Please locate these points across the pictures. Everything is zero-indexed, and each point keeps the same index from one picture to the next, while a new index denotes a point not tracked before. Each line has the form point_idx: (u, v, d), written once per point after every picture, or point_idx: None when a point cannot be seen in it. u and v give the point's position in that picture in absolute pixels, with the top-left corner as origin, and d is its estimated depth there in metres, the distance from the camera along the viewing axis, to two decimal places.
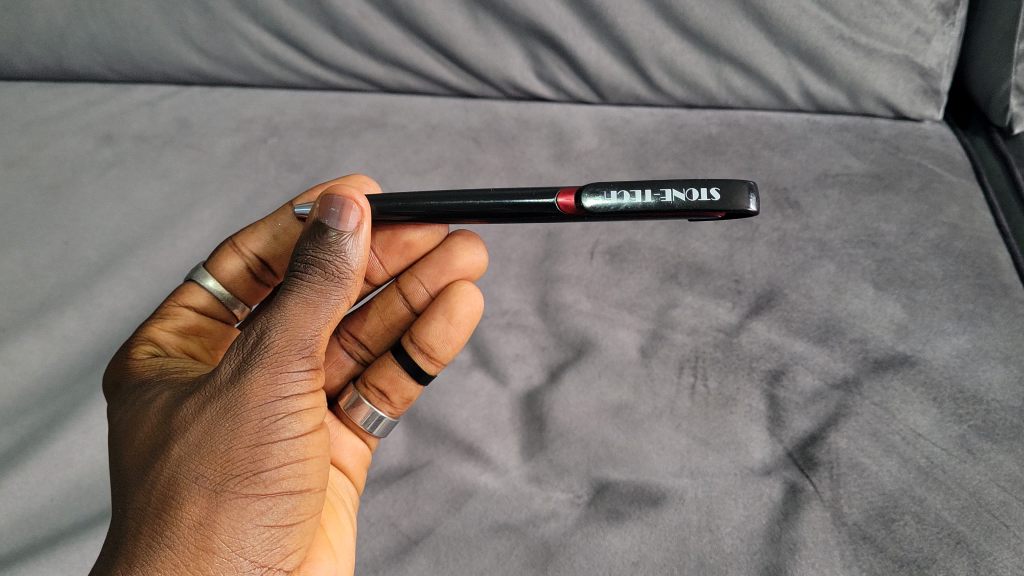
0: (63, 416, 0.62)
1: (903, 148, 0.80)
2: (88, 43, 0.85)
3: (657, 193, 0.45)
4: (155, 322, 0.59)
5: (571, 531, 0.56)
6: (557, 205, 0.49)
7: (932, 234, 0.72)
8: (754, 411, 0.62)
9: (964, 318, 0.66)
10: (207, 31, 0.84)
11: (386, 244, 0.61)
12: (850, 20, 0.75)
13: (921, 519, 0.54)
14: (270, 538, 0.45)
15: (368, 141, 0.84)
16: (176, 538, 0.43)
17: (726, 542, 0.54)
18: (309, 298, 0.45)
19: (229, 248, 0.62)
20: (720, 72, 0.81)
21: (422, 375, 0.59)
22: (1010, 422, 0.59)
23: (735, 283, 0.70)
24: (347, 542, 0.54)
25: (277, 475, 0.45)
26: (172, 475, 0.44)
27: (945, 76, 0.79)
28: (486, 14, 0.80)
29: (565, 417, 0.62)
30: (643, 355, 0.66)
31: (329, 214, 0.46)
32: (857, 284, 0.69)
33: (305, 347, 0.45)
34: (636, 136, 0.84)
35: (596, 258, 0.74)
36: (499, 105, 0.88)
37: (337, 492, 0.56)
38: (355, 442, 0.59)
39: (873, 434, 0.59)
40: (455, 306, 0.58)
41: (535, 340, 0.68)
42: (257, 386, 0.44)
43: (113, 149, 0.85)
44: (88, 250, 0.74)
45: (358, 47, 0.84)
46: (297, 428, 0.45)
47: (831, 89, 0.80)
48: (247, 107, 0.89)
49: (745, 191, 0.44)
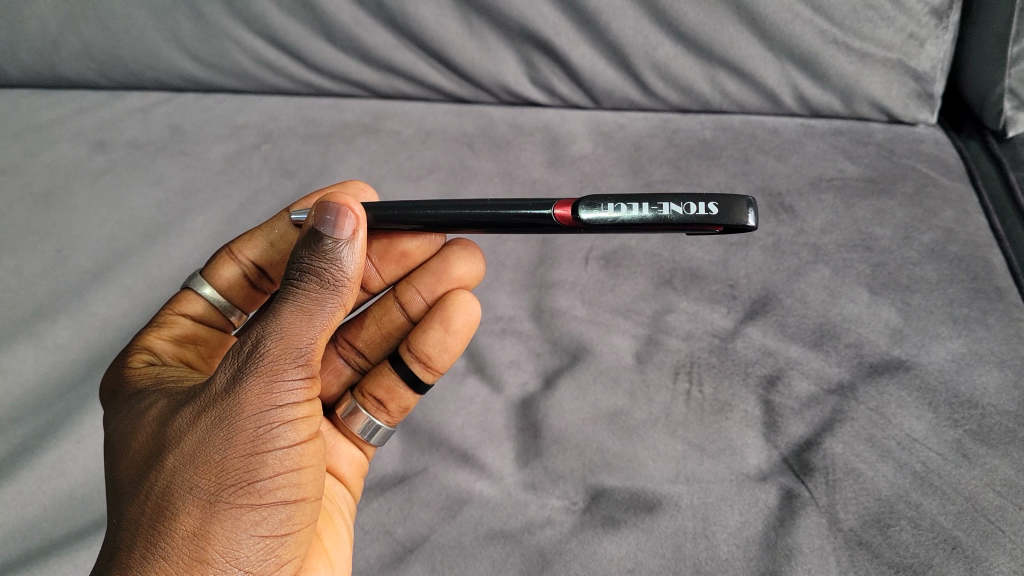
0: (57, 425, 0.61)
1: (897, 152, 0.80)
2: (81, 51, 0.85)
3: (654, 206, 0.45)
4: (151, 331, 0.59)
5: (567, 539, 0.55)
6: (553, 217, 0.49)
7: (926, 238, 0.72)
8: (750, 417, 0.61)
9: (959, 322, 0.66)
10: (200, 37, 0.84)
11: (382, 252, 0.61)
12: (844, 24, 0.75)
13: (916, 524, 0.54)
14: (265, 549, 0.45)
15: (363, 147, 0.84)
16: (170, 549, 0.43)
17: (722, 548, 0.54)
18: (304, 306, 0.45)
19: (225, 255, 0.62)
20: (714, 76, 0.81)
21: (419, 384, 0.58)
22: (1005, 427, 0.59)
23: (730, 288, 0.70)
24: (344, 551, 0.53)
25: (271, 485, 0.44)
26: (166, 486, 0.43)
27: (938, 80, 0.79)
28: (480, 19, 0.79)
29: (560, 424, 0.62)
30: (638, 361, 0.66)
31: (324, 221, 0.45)
32: (852, 288, 0.69)
33: (300, 356, 0.45)
34: (630, 141, 0.84)
35: (591, 263, 0.74)
36: (493, 110, 0.88)
37: (334, 500, 0.56)
38: (351, 451, 0.59)
39: (869, 439, 0.59)
40: (452, 315, 0.58)
41: (530, 347, 0.68)
42: (251, 396, 0.44)
43: (107, 156, 0.84)
44: (82, 257, 0.74)
45: (352, 52, 0.84)
46: (293, 436, 0.45)
47: (825, 94, 0.81)
48: (242, 114, 0.89)
49: (743, 204, 0.44)
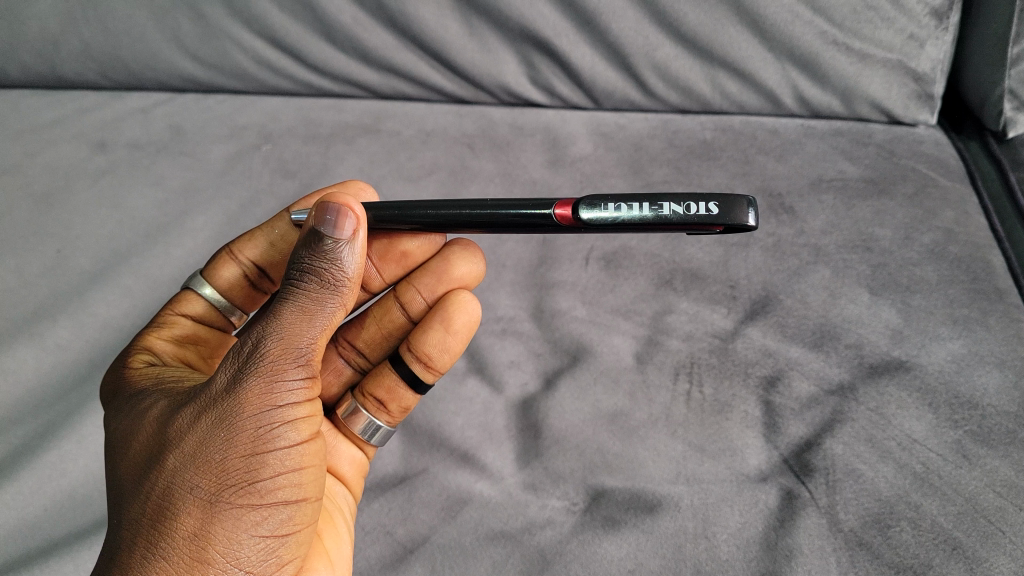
0: (57, 425, 0.61)
1: (897, 153, 0.80)
2: (82, 51, 0.85)
3: (654, 206, 0.45)
4: (151, 331, 0.59)
5: (567, 540, 0.55)
6: (554, 217, 0.49)
7: (926, 239, 0.72)
8: (750, 418, 0.61)
9: (959, 323, 0.66)
10: (201, 38, 0.84)
11: (382, 252, 0.61)
12: (844, 25, 0.75)
13: (917, 525, 0.54)
14: (266, 549, 0.45)
15: (363, 147, 0.84)
16: (171, 550, 0.43)
17: (723, 548, 0.54)
18: (305, 307, 0.45)
19: (225, 255, 0.62)
20: (714, 77, 0.81)
21: (419, 384, 0.58)
22: (1006, 427, 0.59)
23: (730, 289, 0.70)
24: (345, 551, 0.53)
25: (272, 485, 0.44)
26: (167, 486, 0.43)
27: (938, 81, 0.79)
28: (481, 20, 0.80)
29: (561, 425, 0.62)
30: (638, 362, 0.66)
31: (324, 221, 0.45)
32: (852, 289, 0.69)
33: (301, 356, 0.45)
34: (630, 142, 0.84)
35: (591, 264, 0.74)
36: (494, 111, 0.88)
37: (335, 501, 0.56)
38: (352, 451, 0.59)
39: (869, 440, 0.59)
40: (452, 315, 0.58)
41: (530, 347, 0.68)
42: (252, 396, 0.44)
43: (107, 156, 0.84)
44: (82, 257, 0.74)
45: (352, 53, 0.84)
46: (293, 436, 0.45)
47: (825, 95, 0.81)
48: (242, 114, 0.89)
49: (744, 205, 0.44)
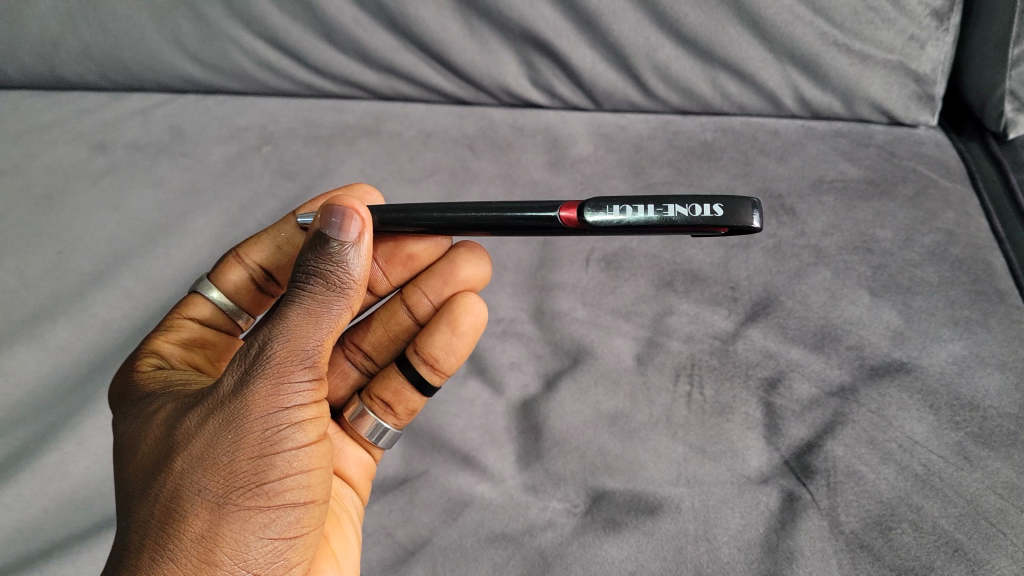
0: (58, 427, 0.61)
1: (897, 154, 0.80)
2: (81, 52, 0.85)
3: (659, 209, 0.45)
4: (158, 335, 0.59)
5: (568, 542, 0.55)
6: (559, 219, 0.48)
7: (927, 240, 0.72)
8: (751, 420, 0.61)
9: (960, 324, 0.66)
10: (200, 39, 0.84)
11: (389, 255, 0.61)
12: (844, 27, 0.75)
13: (918, 528, 0.54)
14: (274, 551, 0.45)
15: (363, 149, 0.84)
16: (179, 551, 0.42)
17: (724, 550, 0.54)
18: (311, 309, 0.45)
19: (232, 259, 0.62)
20: (715, 78, 0.81)
21: (426, 386, 0.58)
22: (1007, 429, 0.59)
23: (731, 290, 0.70)
24: (353, 553, 0.53)
25: (280, 487, 0.44)
26: (175, 488, 0.43)
27: (939, 82, 0.79)
28: (481, 21, 0.79)
29: (562, 427, 0.62)
30: (639, 363, 0.66)
31: (330, 224, 0.45)
32: (853, 290, 0.69)
33: (308, 358, 0.45)
34: (631, 143, 0.84)
35: (592, 265, 0.74)
36: (494, 112, 0.87)
37: (343, 503, 0.56)
38: (359, 454, 0.59)
39: (870, 442, 0.59)
40: (459, 317, 0.58)
41: (531, 349, 0.68)
42: (259, 398, 0.44)
43: (107, 157, 0.84)
44: (83, 259, 0.74)
45: (352, 54, 0.84)
46: (300, 438, 0.45)
47: (826, 96, 0.81)
48: (242, 115, 0.89)
49: (749, 207, 0.44)
